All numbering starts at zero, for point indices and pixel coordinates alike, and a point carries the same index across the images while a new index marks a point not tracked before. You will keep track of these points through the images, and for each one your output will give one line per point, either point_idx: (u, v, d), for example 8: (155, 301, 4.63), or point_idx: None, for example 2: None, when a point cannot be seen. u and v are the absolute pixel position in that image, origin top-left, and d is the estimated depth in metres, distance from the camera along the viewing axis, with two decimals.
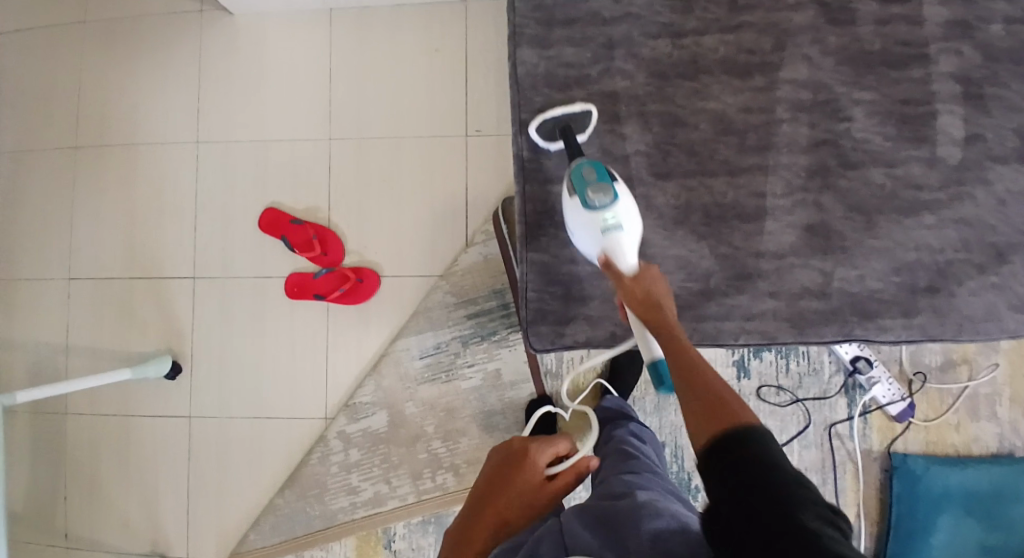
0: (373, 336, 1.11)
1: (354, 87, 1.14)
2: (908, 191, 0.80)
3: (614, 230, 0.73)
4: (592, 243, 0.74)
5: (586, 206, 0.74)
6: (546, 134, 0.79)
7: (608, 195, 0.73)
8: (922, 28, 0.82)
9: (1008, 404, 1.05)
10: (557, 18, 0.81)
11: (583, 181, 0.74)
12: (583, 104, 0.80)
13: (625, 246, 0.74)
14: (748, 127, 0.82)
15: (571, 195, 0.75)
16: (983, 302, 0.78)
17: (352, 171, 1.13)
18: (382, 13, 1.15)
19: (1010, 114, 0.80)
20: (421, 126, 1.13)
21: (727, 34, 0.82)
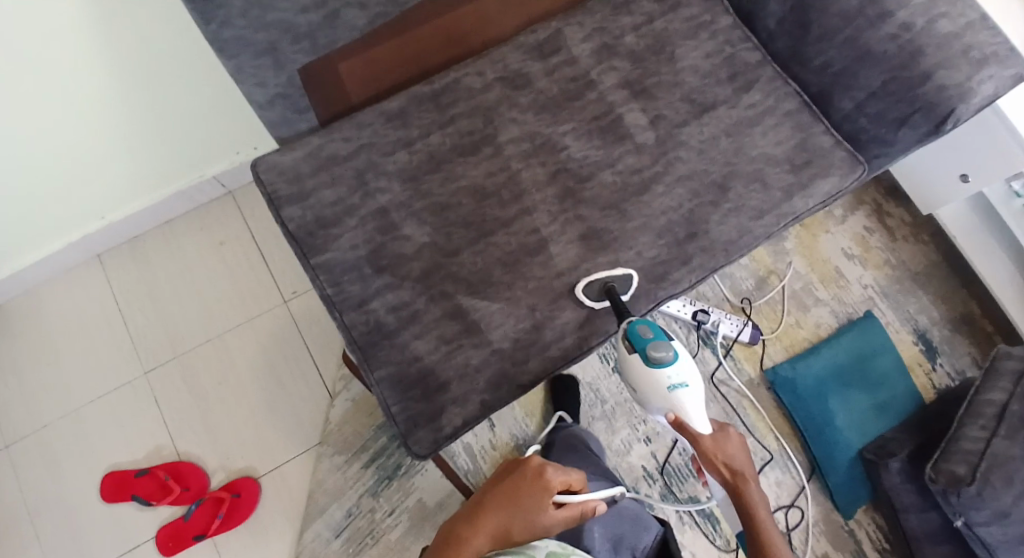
0: (279, 541, 1.10)
1: (156, 314, 1.22)
2: (634, 176, 0.99)
3: (679, 387, 0.88)
4: (657, 400, 0.89)
5: (649, 360, 0.88)
6: (594, 294, 0.93)
7: (669, 352, 0.88)
8: (579, 63, 1.03)
9: (822, 286, 1.26)
10: (304, 172, 0.95)
11: (641, 339, 0.88)
12: (624, 270, 0.94)
13: (692, 406, 0.88)
14: (499, 186, 0.97)
15: (631, 351, 0.89)
16: (732, 225, 0.97)
17: (188, 388, 1.18)
18: (156, 236, 1.25)
19: (672, 90, 1.03)
20: (234, 315, 1.21)
21: (446, 128, 0.99)
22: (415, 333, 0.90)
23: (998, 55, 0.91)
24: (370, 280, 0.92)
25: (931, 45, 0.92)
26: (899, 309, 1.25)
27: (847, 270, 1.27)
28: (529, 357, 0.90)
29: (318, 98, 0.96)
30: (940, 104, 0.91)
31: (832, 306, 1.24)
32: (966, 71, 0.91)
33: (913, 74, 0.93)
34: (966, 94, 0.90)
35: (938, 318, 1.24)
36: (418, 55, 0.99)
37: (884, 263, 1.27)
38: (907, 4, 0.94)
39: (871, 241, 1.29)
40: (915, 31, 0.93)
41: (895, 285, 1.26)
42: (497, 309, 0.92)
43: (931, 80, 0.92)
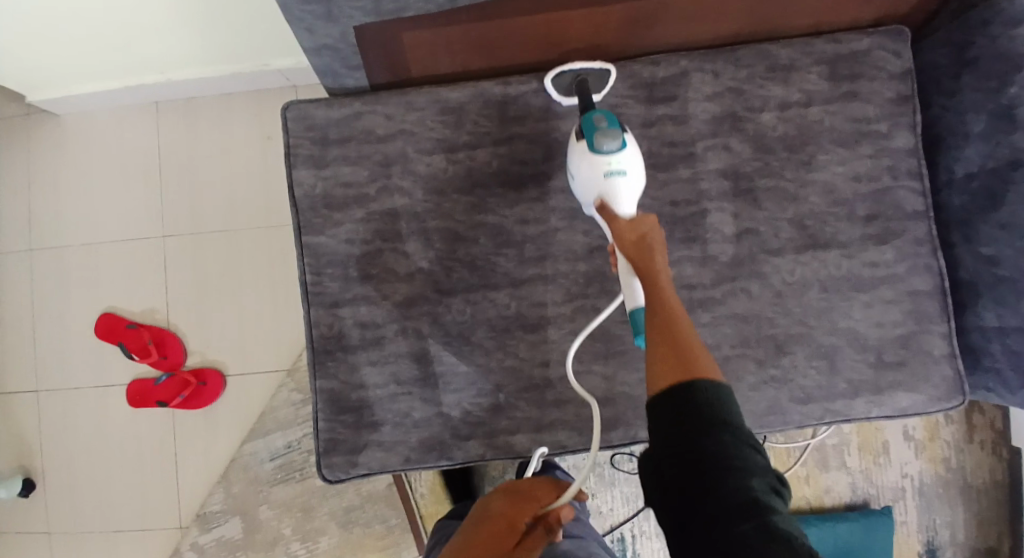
0: (224, 439, 1.15)
1: (185, 181, 1.19)
2: (682, 291, 0.81)
3: (615, 174, 0.71)
4: (587, 188, 0.72)
5: (593, 148, 0.72)
6: (565, 91, 0.82)
7: (616, 141, 0.71)
8: (689, 126, 0.82)
9: (857, 454, 1.08)
10: (330, 136, 0.85)
11: (592, 126, 0.73)
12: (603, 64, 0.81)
13: (625, 197, 0.71)
14: (526, 238, 0.83)
15: (579, 140, 0.74)
16: (765, 398, 0.79)
17: (191, 267, 1.18)
18: (210, 101, 1.19)
19: (783, 204, 0.81)
20: (254, 214, 1.18)
21: (500, 146, 0.84)
22: (371, 359, 0.84)
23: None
24: (351, 284, 0.85)
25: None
26: (925, 513, 1.08)
27: (896, 450, 1.08)
28: (470, 435, 0.83)
29: (372, 63, 0.83)
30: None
31: (855, 478, 1.08)
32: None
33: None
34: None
35: (963, 539, 1.08)
36: (501, 46, 0.82)
37: (941, 460, 1.08)
38: None
39: (941, 429, 1.09)
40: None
41: (937, 486, 1.08)
42: (463, 371, 0.83)
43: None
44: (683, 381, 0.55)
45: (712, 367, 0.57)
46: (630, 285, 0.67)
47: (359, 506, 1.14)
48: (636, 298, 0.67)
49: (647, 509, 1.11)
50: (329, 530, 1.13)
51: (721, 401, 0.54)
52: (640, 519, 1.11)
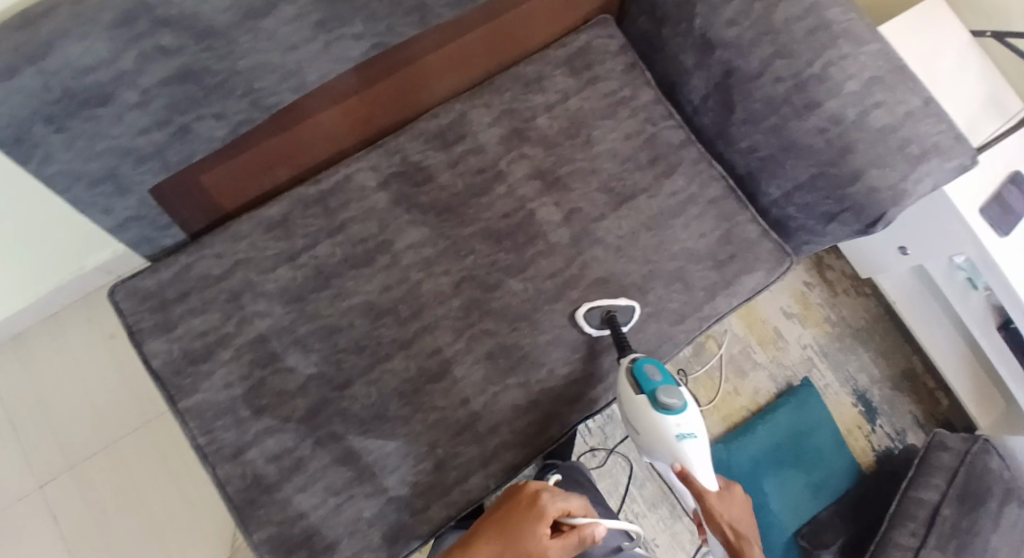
0: None
1: (42, 421, 1.13)
2: (547, 282, 0.89)
3: (687, 437, 0.80)
4: (662, 446, 0.81)
5: (661, 411, 0.80)
6: (596, 322, 0.88)
7: (678, 400, 0.80)
8: (486, 152, 0.92)
9: (761, 348, 1.19)
10: (170, 297, 0.84)
11: (649, 381, 0.80)
12: (626, 299, 0.89)
13: (697, 457, 0.81)
14: (396, 301, 0.87)
15: (639, 397, 0.81)
16: (651, 333, 0.89)
17: (82, 504, 1.10)
18: (38, 331, 1.16)
19: (588, 178, 0.93)
20: (128, 419, 1.14)
21: (335, 236, 0.88)
22: (299, 485, 0.81)
23: (940, 147, 0.83)
24: (247, 424, 0.82)
25: (864, 140, 0.83)
26: (838, 369, 1.19)
27: (788, 331, 1.20)
28: (426, 503, 0.82)
29: (183, 214, 0.85)
30: (869, 207, 0.84)
31: (771, 370, 1.18)
32: (902, 170, 0.82)
33: (844, 173, 0.84)
34: (899, 197, 0.82)
35: (880, 374, 1.19)
36: (299, 152, 0.88)
37: (824, 321, 1.21)
38: (843, 92, 0.84)
39: (811, 296, 1.22)
40: (847, 123, 0.83)
41: (834, 344, 1.20)
42: (394, 448, 0.83)
43: (862, 179, 0.83)
44: None
45: None
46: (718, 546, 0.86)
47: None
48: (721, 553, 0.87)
49: (629, 491, 1.19)
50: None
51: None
52: (629, 502, 1.18)
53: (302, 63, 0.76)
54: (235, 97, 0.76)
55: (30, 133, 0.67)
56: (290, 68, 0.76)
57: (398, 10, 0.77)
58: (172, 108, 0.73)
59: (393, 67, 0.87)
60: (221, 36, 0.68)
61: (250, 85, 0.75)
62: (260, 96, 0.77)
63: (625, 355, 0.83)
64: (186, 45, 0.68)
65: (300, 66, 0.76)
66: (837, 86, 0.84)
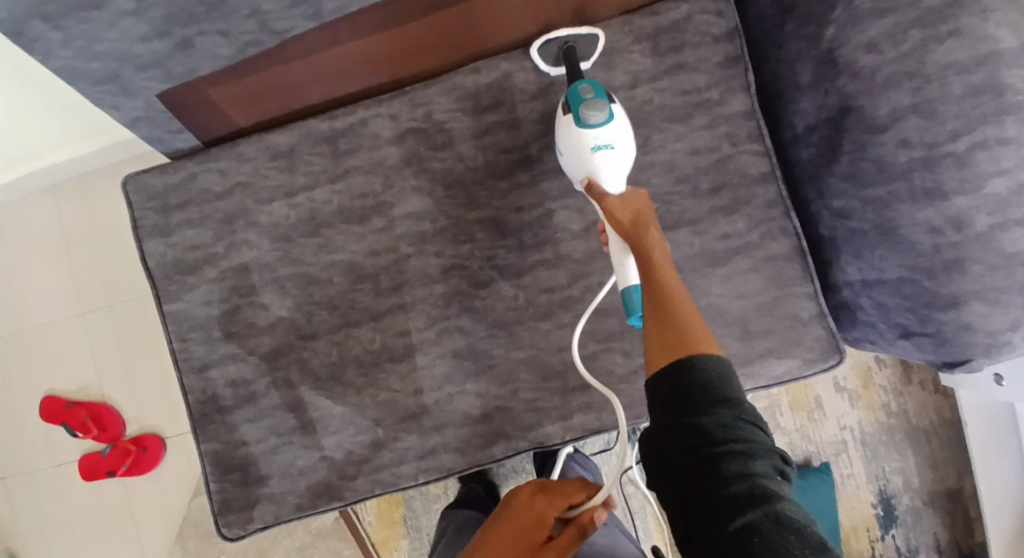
0: (175, 495, 1.14)
1: (38, 276, 1.17)
2: (542, 296, 0.79)
3: (602, 148, 0.67)
4: (574, 153, 0.68)
5: (580, 122, 0.68)
6: (550, 60, 0.78)
7: (602, 112, 0.67)
8: (520, 129, 0.79)
9: (789, 412, 1.04)
10: (172, 203, 0.85)
11: (578, 96, 0.69)
12: (591, 28, 0.77)
13: (612, 170, 0.67)
14: (379, 269, 0.82)
15: (565, 113, 0.70)
16: (637, 387, 0.78)
17: (64, 360, 1.16)
18: (37, 190, 1.16)
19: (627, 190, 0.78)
20: (105, 293, 1.15)
21: (336, 183, 0.82)
22: (247, 416, 0.84)
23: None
24: (216, 345, 0.85)
25: (979, 262, 0.62)
26: (872, 463, 1.02)
27: (829, 404, 1.04)
28: (355, 473, 0.83)
29: (191, 121, 0.82)
30: (955, 344, 0.66)
31: (792, 439, 1.04)
32: (1016, 314, 0.63)
33: (939, 294, 0.65)
34: (994, 347, 0.64)
35: (918, 484, 1.01)
36: (317, 80, 0.81)
37: (879, 407, 1.03)
38: (981, 190, 0.61)
39: (875, 375, 1.04)
40: (969, 233, 0.62)
41: (881, 435, 1.03)
42: (339, 412, 0.83)
43: (956, 310, 0.65)
44: (685, 361, 0.51)
45: (712, 344, 0.53)
46: (623, 265, 0.63)
47: (309, 544, 1.14)
48: (627, 276, 0.63)
49: None
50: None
51: (723, 381, 0.51)
52: None
53: None
54: (239, 16, 0.68)
55: (27, 28, 0.65)
56: None
57: None
58: (170, 21, 0.68)
59: (429, 10, 0.74)
60: None
61: (255, 5, 0.68)
62: (267, 20, 0.70)
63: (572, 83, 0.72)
64: None
65: None
66: (977, 180, 0.61)
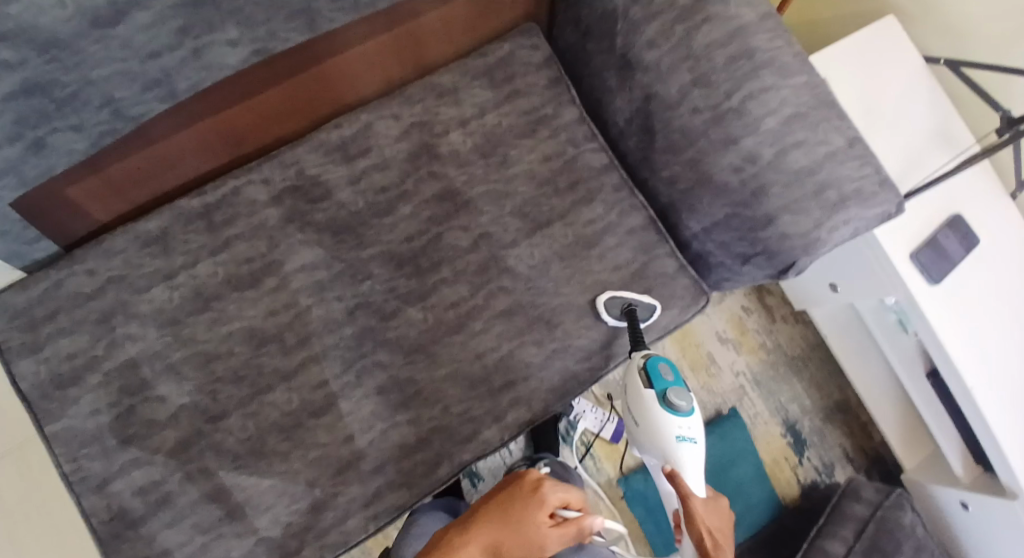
0: None
1: None
2: (449, 312, 0.84)
3: (685, 440, 0.79)
4: (657, 446, 0.79)
5: (669, 407, 0.79)
6: (615, 311, 0.85)
7: (685, 400, 0.79)
8: (391, 168, 0.86)
9: (692, 374, 1.16)
10: (38, 315, 0.78)
11: (661, 378, 0.79)
12: (648, 298, 0.86)
13: (689, 462, 0.79)
14: (281, 328, 0.81)
15: (648, 389, 0.80)
16: (555, 370, 0.84)
17: None
18: None
19: (500, 201, 0.87)
20: None
21: (218, 254, 0.81)
22: (165, 522, 0.77)
23: (862, 193, 0.78)
24: (113, 455, 0.77)
25: (778, 184, 0.78)
26: (769, 398, 1.18)
27: (720, 356, 1.18)
28: (300, 544, 0.78)
29: (52, 221, 0.78)
30: (781, 253, 0.80)
31: (701, 397, 1.15)
32: (816, 217, 0.77)
33: (757, 217, 0.79)
34: (809, 246, 0.78)
35: (812, 405, 1.19)
36: (188, 157, 0.82)
37: (758, 347, 1.19)
38: (759, 129, 0.78)
39: (747, 322, 1.20)
40: (762, 163, 0.78)
41: (767, 371, 1.19)
42: (268, 486, 0.78)
43: (774, 224, 0.78)
44: None
45: None
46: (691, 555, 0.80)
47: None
48: None
49: None
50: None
51: None
52: None
53: (168, 71, 0.70)
54: (92, 108, 0.69)
55: None
56: (154, 78, 0.70)
57: (278, 14, 0.71)
58: (23, 123, 0.66)
59: (295, 71, 0.80)
60: (66, 47, 0.62)
61: (108, 94, 0.69)
62: (120, 107, 0.71)
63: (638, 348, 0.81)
64: (29, 59, 0.61)
65: (167, 74, 0.70)
66: (754, 121, 0.78)
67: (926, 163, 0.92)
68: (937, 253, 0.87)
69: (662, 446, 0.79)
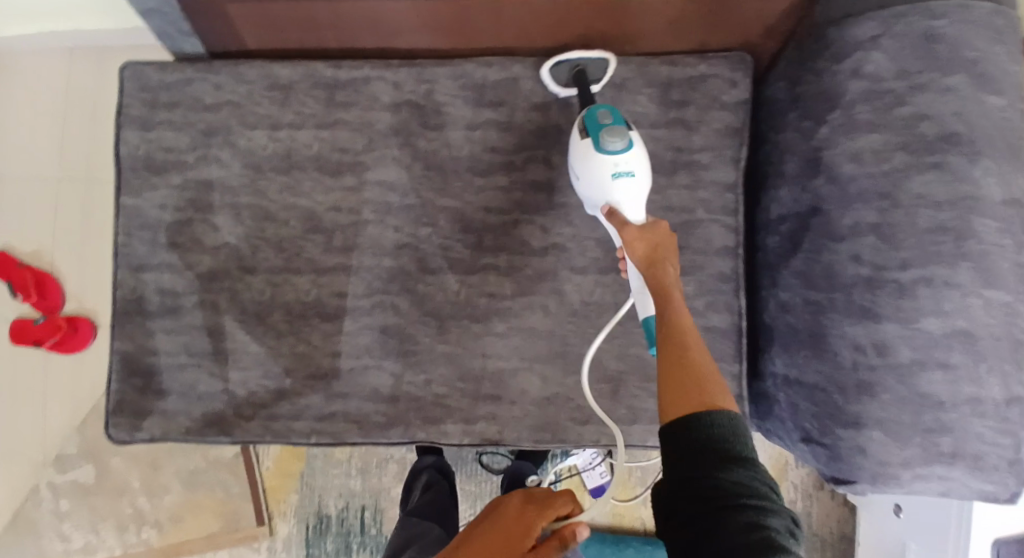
0: (81, 392, 1.13)
1: (24, 135, 1.16)
2: (482, 299, 0.79)
3: (622, 176, 0.67)
4: (594, 188, 0.69)
5: (598, 147, 0.68)
6: (563, 78, 0.78)
7: (621, 139, 0.68)
8: (512, 133, 0.79)
9: None
10: (162, 100, 0.84)
11: (597, 121, 0.69)
12: (602, 52, 0.77)
13: (631, 201, 0.68)
14: (336, 226, 0.81)
15: (583, 138, 0.70)
16: (543, 413, 0.78)
17: (25, 224, 1.15)
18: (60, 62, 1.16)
19: (595, 224, 0.78)
20: (71, 167, 1.15)
21: (321, 129, 0.82)
22: (167, 327, 0.83)
23: (984, 462, 0.60)
24: (158, 250, 0.84)
25: (891, 392, 0.61)
26: None
27: None
28: (250, 414, 0.81)
29: (229, 44, 0.85)
30: (846, 462, 0.65)
31: None
32: (910, 455, 0.61)
33: (844, 411, 0.64)
34: (880, 477, 0.63)
35: None
36: (356, 37, 0.82)
37: (786, 503, 1.07)
38: (913, 324, 0.60)
39: (789, 471, 1.07)
40: (891, 361, 0.61)
41: None
42: (254, 351, 0.81)
43: (857, 432, 0.63)
44: None
45: None
46: None
47: (204, 469, 1.11)
48: None
49: None
50: (174, 488, 1.11)
51: None
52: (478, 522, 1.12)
53: None
54: None
55: None
56: None
57: None
58: None
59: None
60: None
61: None
62: None
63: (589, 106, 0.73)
64: None
65: None
66: (912, 313, 0.60)
67: None
68: None
69: (597, 191, 0.69)
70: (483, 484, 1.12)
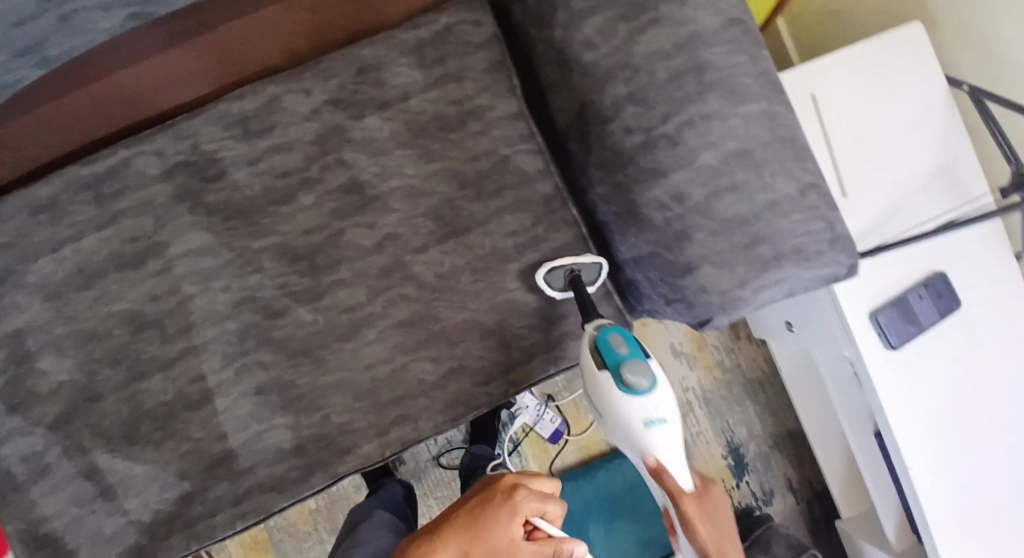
0: None
1: None
2: (342, 316, 0.78)
3: (655, 424, 0.71)
4: (627, 437, 0.73)
5: (626, 390, 0.70)
6: (558, 283, 0.77)
7: (646, 379, 0.70)
8: (294, 151, 0.78)
9: None
10: None
11: (612, 353, 0.69)
12: (594, 255, 0.76)
13: (661, 442, 0.73)
14: (163, 314, 0.77)
15: (599, 369, 0.70)
16: (447, 392, 0.78)
17: None
18: None
19: (412, 200, 0.79)
20: None
21: (104, 229, 0.77)
22: (45, 490, 0.77)
23: (803, 251, 0.65)
24: None
25: (703, 229, 0.65)
26: (717, 418, 1.16)
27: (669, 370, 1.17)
28: (166, 532, 0.76)
29: None
30: (697, 306, 0.68)
31: None
32: (741, 273, 0.65)
33: (676, 261, 0.67)
34: (728, 304, 0.67)
35: (761, 430, 1.16)
36: (94, 125, 0.78)
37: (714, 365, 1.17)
38: (692, 164, 0.65)
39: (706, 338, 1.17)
40: (690, 205, 0.65)
41: (720, 391, 1.17)
42: (140, 471, 0.76)
43: (694, 274, 0.67)
44: None
45: None
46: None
47: None
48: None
49: None
50: None
51: None
52: None
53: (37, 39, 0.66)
54: None
55: None
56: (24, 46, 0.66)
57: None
58: None
59: (199, 27, 0.75)
60: None
61: None
62: None
63: (592, 321, 0.71)
64: None
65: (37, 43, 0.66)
66: (688, 156, 0.65)
67: (908, 211, 0.88)
68: (900, 315, 0.84)
69: (632, 434, 0.73)
70: (453, 483, 1.15)
